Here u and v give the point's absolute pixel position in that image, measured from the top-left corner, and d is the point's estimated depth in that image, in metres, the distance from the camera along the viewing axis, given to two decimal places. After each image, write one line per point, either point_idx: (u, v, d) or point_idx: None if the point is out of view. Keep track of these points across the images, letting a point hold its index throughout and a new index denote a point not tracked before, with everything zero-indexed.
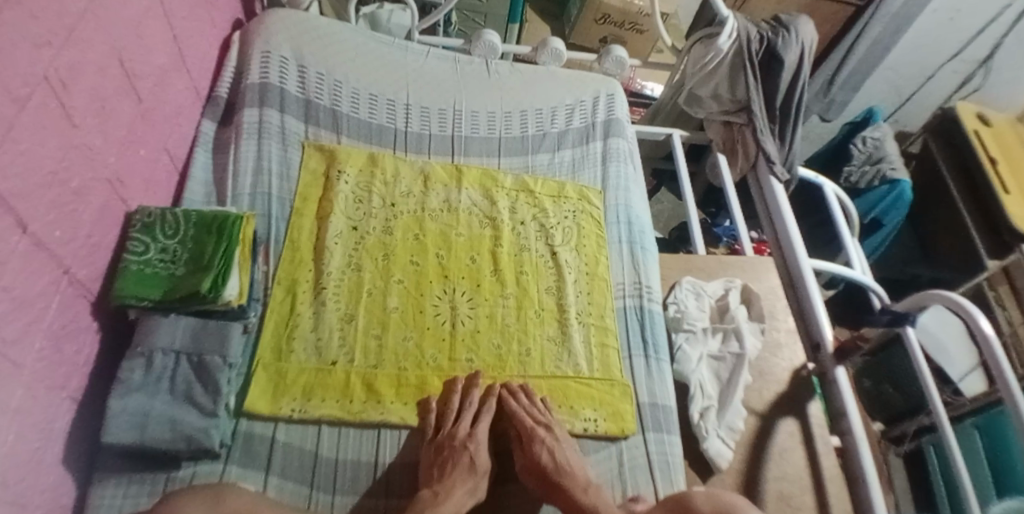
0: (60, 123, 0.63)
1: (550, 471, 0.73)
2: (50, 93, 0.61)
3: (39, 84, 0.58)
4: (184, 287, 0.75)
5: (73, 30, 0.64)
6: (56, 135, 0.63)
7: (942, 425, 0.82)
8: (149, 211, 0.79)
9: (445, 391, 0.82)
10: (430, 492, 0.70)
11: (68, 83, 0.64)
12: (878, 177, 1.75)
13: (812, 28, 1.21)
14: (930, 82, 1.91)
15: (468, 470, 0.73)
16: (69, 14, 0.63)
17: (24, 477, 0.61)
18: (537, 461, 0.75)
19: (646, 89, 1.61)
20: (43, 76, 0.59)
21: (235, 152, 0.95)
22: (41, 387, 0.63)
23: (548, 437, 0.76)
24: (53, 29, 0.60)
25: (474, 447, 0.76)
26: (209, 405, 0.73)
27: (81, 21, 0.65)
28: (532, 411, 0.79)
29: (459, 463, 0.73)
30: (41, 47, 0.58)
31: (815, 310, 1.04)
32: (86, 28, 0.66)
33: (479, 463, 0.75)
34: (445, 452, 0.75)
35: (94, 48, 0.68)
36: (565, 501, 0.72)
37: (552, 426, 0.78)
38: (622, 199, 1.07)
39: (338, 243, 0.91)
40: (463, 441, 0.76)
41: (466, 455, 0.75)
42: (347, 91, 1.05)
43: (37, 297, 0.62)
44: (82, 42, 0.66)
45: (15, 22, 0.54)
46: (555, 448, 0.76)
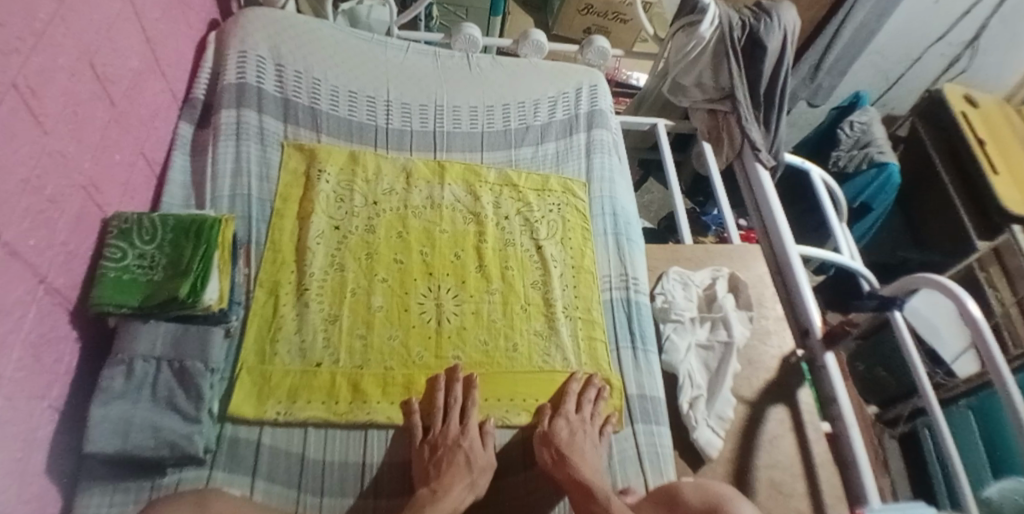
0: (31, 130, 0.62)
1: (564, 445, 0.75)
2: (20, 100, 0.59)
3: (8, 90, 0.57)
4: (162, 293, 0.74)
5: (42, 35, 0.62)
6: (27, 143, 0.61)
7: (931, 406, 0.82)
8: (125, 216, 0.77)
9: (428, 389, 0.81)
10: (428, 490, 0.69)
11: (38, 89, 0.62)
12: (866, 161, 1.75)
13: (795, 13, 1.20)
14: (917, 65, 1.91)
15: (467, 467, 0.73)
16: (37, 19, 0.62)
17: (7, 489, 0.61)
18: (554, 432, 0.77)
19: (632, 79, 1.60)
20: (12, 82, 0.58)
21: (214, 153, 0.93)
22: (21, 398, 0.62)
23: (574, 417, 0.79)
24: (21, 34, 0.59)
25: (468, 445, 0.75)
26: (192, 411, 0.72)
27: (50, 25, 0.64)
28: (584, 403, 0.81)
29: (455, 459, 0.73)
30: (8, 53, 0.57)
31: (804, 297, 1.04)
32: (55, 33, 0.65)
33: (476, 460, 0.74)
34: (440, 451, 0.74)
35: (64, 52, 0.67)
36: (569, 476, 0.72)
37: (588, 420, 0.79)
38: (607, 191, 1.06)
39: (321, 243, 0.90)
40: (455, 438, 0.76)
41: (461, 454, 0.74)
42: (326, 89, 1.04)
43: (13, 306, 0.61)
44: (52, 47, 0.65)
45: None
46: (578, 433, 0.77)
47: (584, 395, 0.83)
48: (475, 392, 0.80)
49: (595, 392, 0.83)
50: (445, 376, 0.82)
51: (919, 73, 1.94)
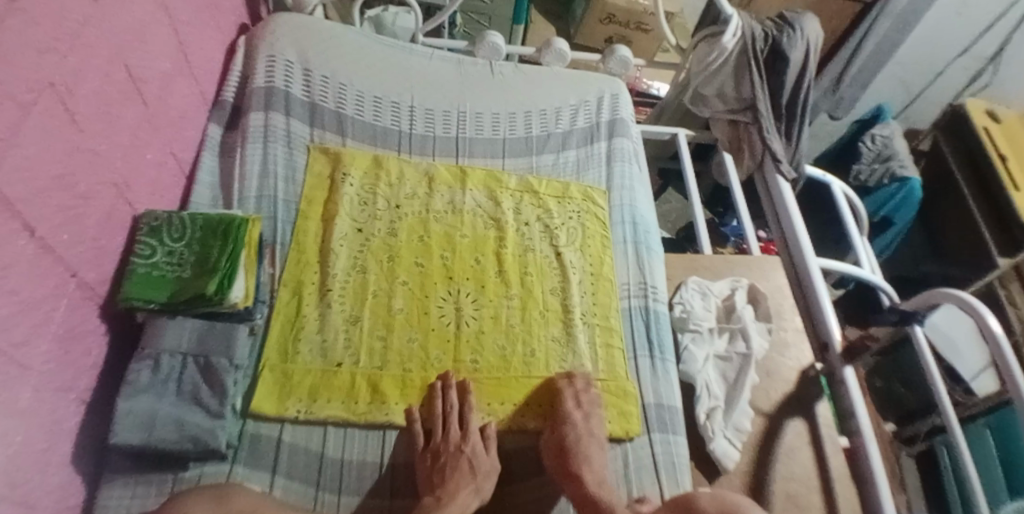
0: (66, 128, 0.64)
1: (568, 450, 0.76)
2: (56, 99, 0.62)
3: (44, 89, 0.59)
4: (190, 290, 0.76)
5: (76, 36, 0.64)
6: (61, 141, 0.63)
7: (951, 427, 0.82)
8: (156, 214, 0.80)
9: (427, 397, 0.81)
10: (433, 498, 0.71)
11: (72, 88, 0.65)
12: (889, 175, 1.74)
13: (817, 25, 1.20)
14: (939, 79, 1.89)
15: (471, 473, 0.74)
16: (72, 20, 0.63)
17: (33, 478, 0.62)
18: (562, 431, 0.77)
19: (652, 88, 1.60)
20: (47, 81, 0.60)
21: (242, 154, 0.95)
22: (48, 389, 0.64)
23: (579, 422, 0.78)
24: (56, 34, 0.61)
25: (470, 449, 0.76)
26: (216, 406, 0.73)
27: (85, 27, 0.66)
28: (578, 401, 0.81)
29: (459, 466, 0.73)
30: (45, 53, 0.59)
31: (823, 310, 1.03)
32: (89, 34, 0.67)
33: (479, 464, 0.75)
34: (443, 459, 0.75)
35: (98, 53, 0.69)
36: (577, 493, 0.72)
37: (591, 420, 0.79)
38: (626, 199, 1.07)
39: (343, 245, 0.91)
40: (456, 446, 0.76)
41: (464, 460, 0.74)
42: (352, 94, 1.06)
43: (44, 300, 0.63)
44: (86, 48, 0.67)
45: (18, 28, 0.54)
46: (582, 435, 0.77)
47: (576, 397, 0.81)
48: (471, 397, 0.81)
49: (586, 389, 0.82)
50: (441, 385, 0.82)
51: (941, 88, 1.92)
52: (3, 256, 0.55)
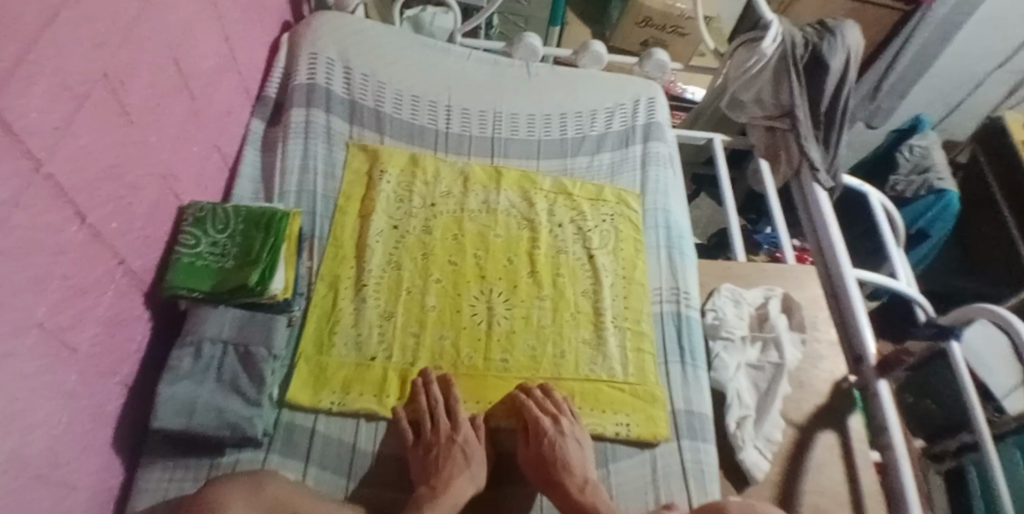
0: (118, 120, 0.66)
1: (547, 453, 0.76)
2: (109, 90, 0.64)
3: (97, 81, 0.61)
4: (233, 280, 0.78)
5: (130, 29, 0.66)
6: (113, 132, 0.66)
7: (985, 446, 0.79)
8: (201, 205, 0.82)
9: (411, 394, 0.82)
10: (428, 488, 0.72)
11: (124, 81, 0.67)
12: (926, 187, 1.69)
13: (858, 33, 1.18)
14: (977, 92, 1.85)
15: (464, 461, 0.75)
16: (127, 14, 0.65)
17: (75, 458, 0.65)
18: (539, 430, 0.76)
19: (687, 93, 1.59)
20: (101, 73, 0.62)
21: (283, 150, 0.98)
22: (93, 372, 0.67)
23: (551, 427, 0.76)
24: (112, 28, 0.63)
25: (463, 439, 0.77)
26: (253, 394, 0.75)
27: (138, 21, 0.68)
28: (543, 404, 0.79)
29: (453, 455, 0.74)
30: (100, 46, 0.61)
31: (858, 322, 1.02)
32: (142, 28, 0.69)
33: (472, 452, 0.76)
34: (435, 451, 0.75)
35: (149, 47, 0.71)
36: (563, 497, 0.73)
37: (563, 420, 0.78)
38: (660, 204, 1.06)
39: (379, 242, 0.93)
40: (448, 436, 0.77)
41: (456, 449, 0.75)
42: (391, 92, 1.07)
43: (93, 286, 0.65)
44: (138, 42, 0.69)
45: (76, 20, 0.56)
46: (563, 433, 0.76)
47: (555, 399, 0.81)
48: (455, 389, 0.81)
49: (546, 393, 0.81)
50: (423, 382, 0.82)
51: (978, 100, 1.88)
52: (55, 242, 0.58)
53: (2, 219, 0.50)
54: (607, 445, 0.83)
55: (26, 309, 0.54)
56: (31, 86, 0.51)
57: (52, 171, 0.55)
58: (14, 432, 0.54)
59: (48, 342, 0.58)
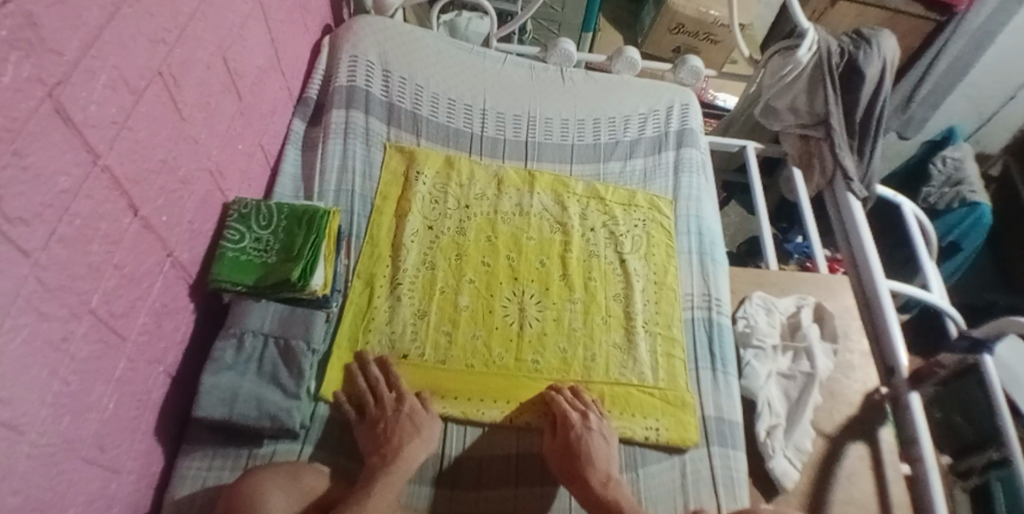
0: (171, 116, 0.69)
1: (571, 448, 0.76)
2: (163, 87, 0.66)
3: (153, 77, 0.64)
4: (274, 275, 0.80)
5: (185, 28, 0.69)
6: (166, 127, 0.68)
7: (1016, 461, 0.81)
8: (246, 202, 0.84)
9: (349, 377, 0.82)
10: (379, 457, 0.72)
11: (178, 78, 0.69)
12: (957, 199, 1.66)
13: (895, 43, 1.17)
14: (1014, 102, 1.79)
15: (414, 428, 0.75)
16: (182, 13, 0.68)
17: (121, 443, 0.67)
18: (568, 424, 0.78)
19: (719, 100, 1.59)
20: (157, 70, 0.64)
21: (323, 149, 1.00)
22: (141, 360, 0.69)
23: (579, 421, 0.78)
24: (167, 26, 0.65)
25: (409, 407, 0.77)
26: (292, 387, 0.77)
27: (192, 20, 0.70)
28: (573, 401, 0.81)
29: (400, 424, 0.75)
30: (156, 43, 0.63)
31: (891, 334, 1.00)
32: (196, 28, 0.71)
33: (420, 419, 0.77)
34: (381, 424, 0.76)
35: (202, 46, 0.73)
36: (584, 494, 0.73)
37: (590, 417, 0.79)
38: (693, 210, 1.06)
39: (415, 241, 0.95)
40: (394, 409, 0.77)
41: (402, 418, 0.76)
42: (428, 95, 1.09)
43: (143, 276, 0.67)
44: (192, 40, 0.71)
45: (134, 17, 0.59)
46: (591, 429, 0.78)
47: (584, 399, 0.82)
48: (393, 365, 0.82)
49: (577, 394, 0.83)
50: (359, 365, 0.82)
51: (1015, 111, 1.82)
52: (109, 232, 0.60)
53: (61, 207, 0.52)
54: (637, 449, 0.83)
55: (81, 296, 0.57)
56: (93, 80, 0.54)
57: (109, 163, 0.58)
58: (64, 413, 0.56)
59: (101, 328, 0.60)
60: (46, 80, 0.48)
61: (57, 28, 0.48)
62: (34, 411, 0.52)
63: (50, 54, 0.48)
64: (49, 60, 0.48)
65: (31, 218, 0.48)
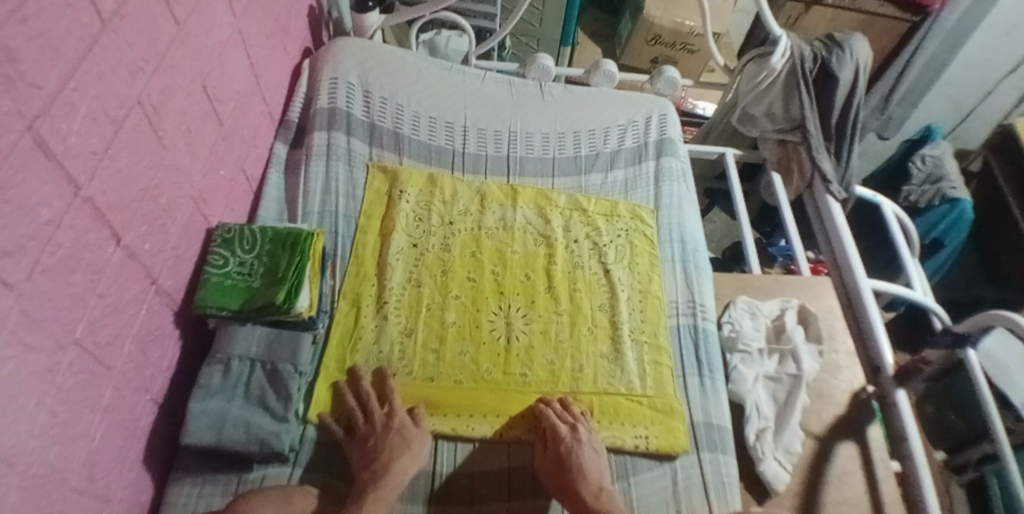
0: (152, 144, 0.69)
1: (564, 465, 0.76)
2: (144, 115, 0.67)
3: (133, 106, 0.64)
4: (260, 298, 0.80)
5: (163, 56, 0.69)
6: (147, 155, 0.68)
7: (1004, 454, 0.83)
8: (229, 226, 0.85)
9: (335, 395, 0.82)
10: (370, 473, 0.73)
11: (158, 106, 0.70)
12: (939, 196, 1.69)
13: (867, 45, 1.19)
14: (990, 98, 1.84)
15: (404, 442, 0.76)
16: (161, 42, 0.69)
17: (110, 473, 0.66)
18: (556, 438, 0.78)
19: (698, 108, 1.62)
20: (137, 99, 0.65)
21: (306, 172, 1.01)
22: (128, 388, 0.69)
23: (568, 434, 0.78)
24: (146, 55, 0.66)
25: (399, 423, 0.78)
26: (280, 410, 0.77)
27: (171, 48, 0.71)
28: (561, 414, 0.81)
29: (390, 438, 0.75)
30: (135, 73, 0.64)
31: (875, 332, 1.02)
32: (174, 55, 0.72)
33: (410, 433, 0.77)
34: (371, 440, 0.76)
35: (181, 74, 0.74)
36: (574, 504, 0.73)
37: (580, 429, 0.79)
38: (674, 218, 1.08)
39: (400, 259, 0.95)
40: (383, 424, 0.77)
41: (392, 432, 0.76)
42: (409, 114, 1.11)
43: (127, 303, 0.67)
44: (171, 68, 0.72)
45: (112, 48, 0.60)
46: (580, 441, 0.78)
47: (573, 411, 0.82)
48: (391, 380, 0.83)
49: (566, 406, 0.83)
50: (349, 383, 0.83)
51: (992, 106, 1.87)
52: (92, 262, 0.60)
53: (44, 238, 0.52)
54: (628, 458, 0.83)
55: (66, 326, 0.57)
56: (73, 111, 0.54)
57: (91, 194, 0.58)
58: (52, 444, 0.56)
59: (86, 358, 0.60)
60: (26, 114, 0.48)
61: (36, 61, 0.49)
62: (22, 444, 0.52)
63: (30, 88, 0.48)
64: (30, 94, 0.48)
65: (15, 251, 0.49)
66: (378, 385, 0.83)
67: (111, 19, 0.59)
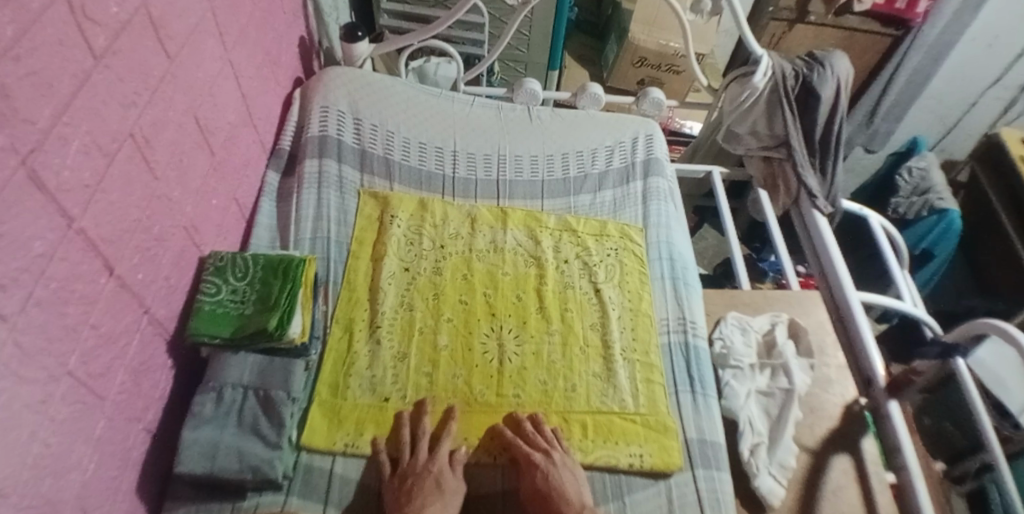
0: (144, 176, 0.70)
1: (544, 495, 0.75)
2: (136, 148, 0.68)
3: (125, 140, 0.66)
4: (252, 325, 0.80)
5: (154, 90, 0.71)
6: (139, 187, 0.70)
7: (999, 463, 0.83)
8: (221, 255, 0.85)
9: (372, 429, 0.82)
10: None
11: (150, 138, 0.71)
12: (926, 207, 1.71)
13: (847, 63, 1.22)
14: (974, 109, 1.88)
15: (438, 489, 0.75)
16: (152, 77, 0.70)
17: (103, 504, 0.66)
18: (533, 472, 0.77)
19: (685, 127, 1.66)
20: (129, 133, 0.66)
21: (298, 200, 1.02)
22: (121, 418, 0.69)
23: (542, 461, 0.77)
24: (137, 90, 0.67)
25: (438, 469, 0.77)
26: (273, 437, 0.77)
27: (162, 82, 0.73)
28: (532, 439, 0.80)
29: (425, 485, 0.74)
30: (127, 107, 0.66)
31: (866, 345, 1.03)
32: (166, 89, 0.74)
33: (446, 481, 0.76)
34: (410, 480, 0.76)
35: (173, 107, 0.76)
36: None
37: (552, 451, 0.79)
38: (663, 236, 1.09)
39: (391, 284, 0.96)
40: (424, 465, 0.77)
41: (430, 477, 0.75)
42: (399, 140, 1.13)
43: (120, 334, 0.68)
44: (163, 101, 0.73)
45: (104, 83, 0.61)
46: (554, 470, 0.77)
47: (546, 435, 0.82)
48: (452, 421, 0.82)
49: (538, 427, 0.82)
50: (346, 407, 0.83)
51: (975, 118, 1.91)
52: (85, 293, 0.61)
53: (38, 270, 0.53)
54: (623, 477, 0.82)
55: (59, 357, 0.57)
56: (66, 146, 0.56)
57: (83, 226, 0.59)
58: (45, 475, 0.56)
59: (79, 389, 0.60)
60: (20, 149, 0.50)
61: (29, 98, 0.50)
62: (15, 476, 0.52)
63: (23, 123, 0.50)
64: (23, 129, 0.50)
65: (9, 284, 0.49)
66: (373, 410, 0.84)
67: (103, 55, 0.61)
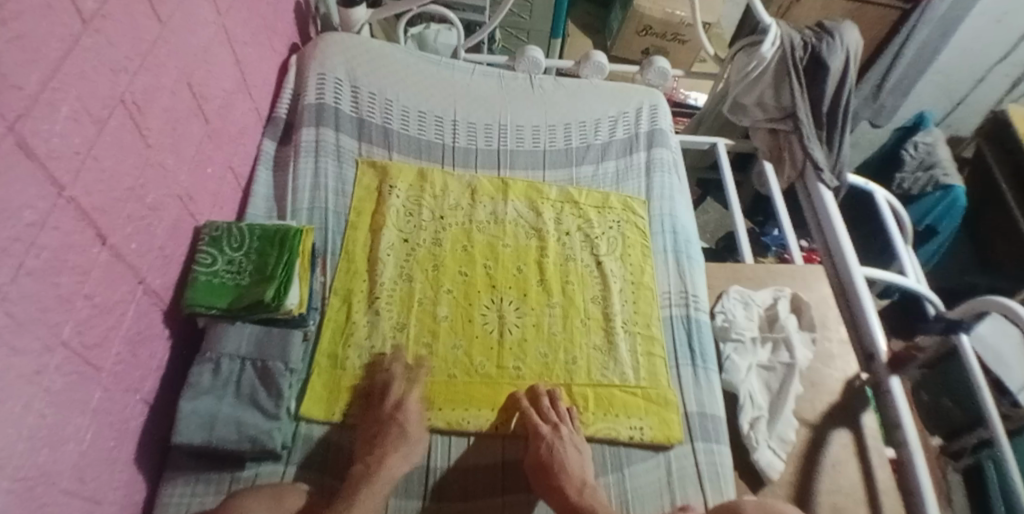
0: (136, 144, 0.68)
1: (545, 465, 0.75)
2: (128, 114, 0.66)
3: (117, 106, 0.63)
4: (249, 297, 0.79)
5: (147, 54, 0.68)
6: (132, 155, 0.68)
7: (999, 440, 0.82)
8: (216, 225, 0.84)
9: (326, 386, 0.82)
10: (364, 464, 0.72)
11: (142, 105, 0.69)
12: (931, 183, 1.69)
13: (857, 33, 1.19)
14: (981, 85, 1.85)
15: (401, 436, 0.75)
16: (144, 40, 0.68)
17: (100, 474, 0.66)
18: (538, 444, 0.76)
19: (690, 99, 1.63)
20: (121, 98, 0.64)
21: (295, 168, 1.00)
22: (117, 389, 0.68)
23: (549, 432, 0.77)
24: (128, 54, 0.65)
25: (404, 416, 0.77)
26: (272, 408, 0.76)
27: (154, 46, 0.70)
28: (544, 412, 0.80)
29: (390, 431, 0.75)
30: (118, 72, 0.63)
31: (868, 320, 1.02)
32: (158, 53, 0.71)
33: (411, 429, 0.76)
34: (375, 431, 0.76)
35: (166, 73, 0.73)
36: (556, 502, 0.72)
37: (559, 425, 0.79)
38: (666, 209, 1.07)
39: (390, 255, 0.95)
40: (390, 412, 0.77)
41: (395, 424, 0.76)
42: (398, 108, 1.10)
43: (115, 304, 0.66)
44: (155, 66, 0.71)
45: (94, 47, 0.59)
46: (558, 444, 0.76)
47: (558, 409, 0.81)
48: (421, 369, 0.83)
49: (554, 403, 0.81)
50: (346, 377, 0.83)
51: (982, 94, 1.88)
52: (78, 263, 0.59)
53: (29, 240, 0.52)
54: (623, 449, 0.83)
55: (52, 328, 0.56)
56: (55, 112, 0.54)
57: (74, 195, 0.57)
58: (41, 447, 0.55)
59: (74, 360, 0.59)
60: (7, 115, 0.48)
61: (17, 63, 0.48)
62: (11, 447, 0.51)
63: (12, 89, 0.48)
64: (11, 95, 0.48)
65: None
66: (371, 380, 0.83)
67: (92, 19, 0.58)
